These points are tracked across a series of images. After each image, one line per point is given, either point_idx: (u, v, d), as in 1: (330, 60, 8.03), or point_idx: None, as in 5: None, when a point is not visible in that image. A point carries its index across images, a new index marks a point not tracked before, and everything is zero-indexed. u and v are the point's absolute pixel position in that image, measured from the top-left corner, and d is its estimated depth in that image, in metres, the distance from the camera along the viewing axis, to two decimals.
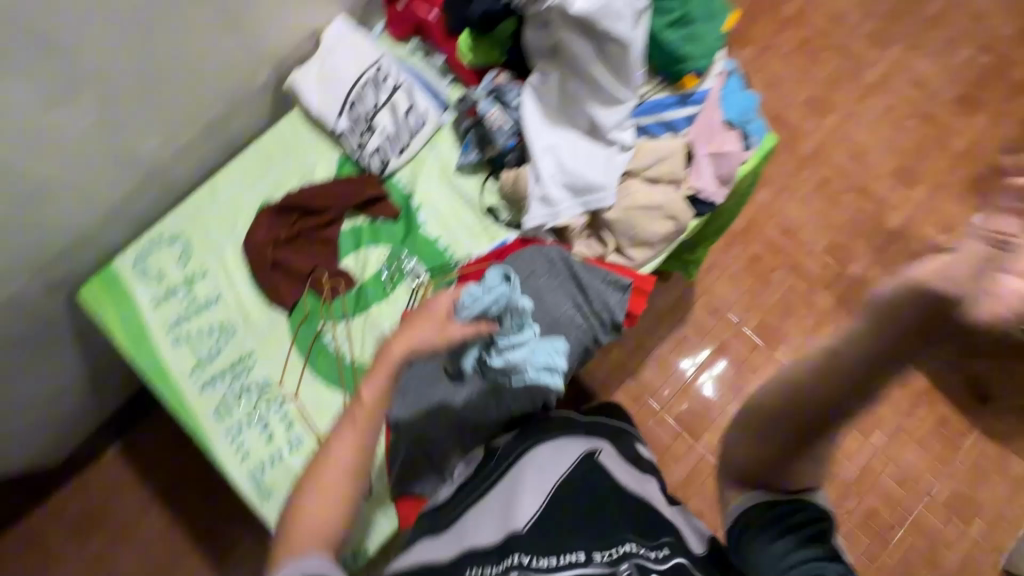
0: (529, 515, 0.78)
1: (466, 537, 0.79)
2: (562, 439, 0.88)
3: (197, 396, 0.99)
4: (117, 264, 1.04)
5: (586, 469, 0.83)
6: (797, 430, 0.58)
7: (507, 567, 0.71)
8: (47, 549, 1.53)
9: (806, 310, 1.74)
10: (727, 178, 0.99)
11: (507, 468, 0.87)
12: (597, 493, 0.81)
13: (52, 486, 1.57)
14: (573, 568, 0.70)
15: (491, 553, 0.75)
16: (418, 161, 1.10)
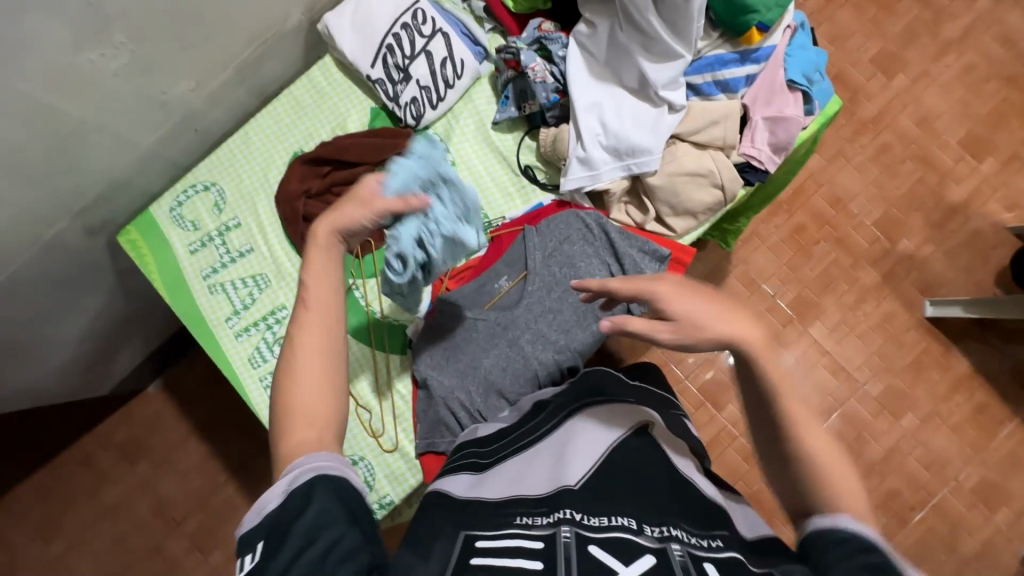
0: (581, 474, 0.69)
1: (512, 486, 0.70)
2: (613, 405, 0.82)
3: (232, 344, 1.01)
4: (155, 211, 1.05)
5: (641, 442, 0.76)
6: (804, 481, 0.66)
7: (555, 520, 0.60)
8: (98, 469, 1.66)
9: (846, 286, 1.67)
10: (781, 146, 0.92)
11: (557, 424, 0.81)
12: (654, 470, 0.71)
13: (101, 414, 1.68)
14: (625, 531, 0.59)
15: (540, 506, 0.65)
16: (454, 115, 1.05)
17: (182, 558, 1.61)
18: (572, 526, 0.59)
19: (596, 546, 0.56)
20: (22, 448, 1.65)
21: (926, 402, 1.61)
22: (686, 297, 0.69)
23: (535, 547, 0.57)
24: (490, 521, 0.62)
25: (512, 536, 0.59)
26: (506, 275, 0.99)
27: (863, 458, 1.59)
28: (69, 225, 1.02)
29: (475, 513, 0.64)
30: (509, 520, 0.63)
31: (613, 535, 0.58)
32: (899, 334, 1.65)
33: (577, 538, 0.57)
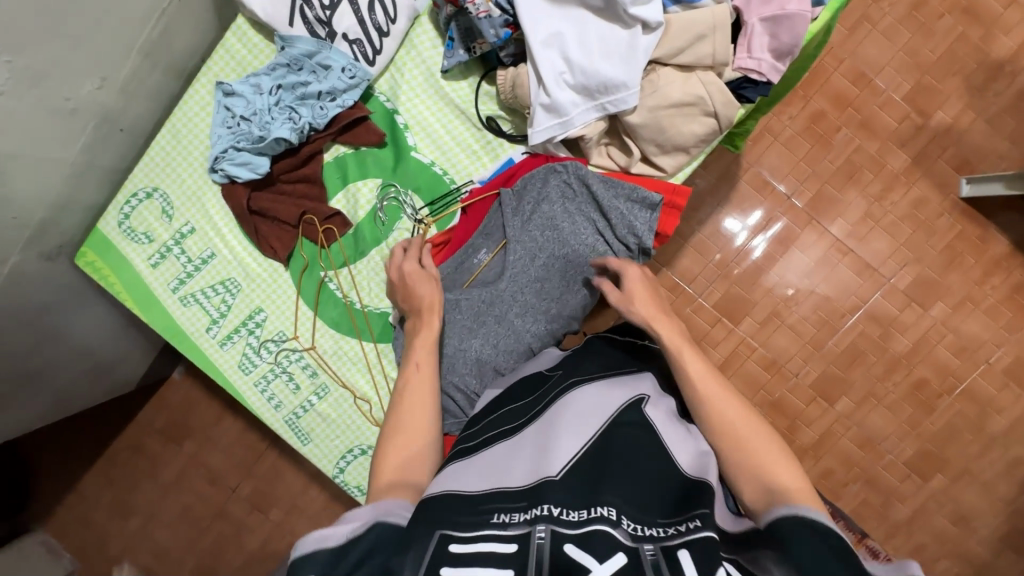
0: (565, 460, 0.62)
1: (494, 474, 0.63)
2: (605, 381, 0.73)
3: (218, 353, 0.98)
4: (102, 228, 0.97)
5: (638, 421, 0.67)
6: (732, 440, 0.64)
7: (531, 518, 0.55)
8: (133, 459, 1.70)
9: (871, 174, 1.52)
10: (785, 51, 0.77)
11: (547, 403, 0.72)
12: (644, 445, 0.64)
13: (126, 409, 1.69)
14: (602, 523, 0.54)
15: (519, 500, 0.58)
16: (398, 67, 0.92)
17: (246, 519, 1.67)
18: (548, 523, 0.54)
19: (571, 548, 0.52)
20: (60, 451, 1.70)
21: (958, 289, 1.51)
22: (637, 299, 0.78)
23: (509, 552, 0.53)
24: (463, 519, 0.56)
25: (488, 543, 0.54)
26: (486, 248, 0.91)
27: (889, 352, 1.52)
28: (23, 255, 0.95)
29: (451, 505, 0.58)
30: (485, 519, 0.57)
31: (589, 530, 0.54)
32: (930, 220, 1.51)
33: (552, 540, 0.53)
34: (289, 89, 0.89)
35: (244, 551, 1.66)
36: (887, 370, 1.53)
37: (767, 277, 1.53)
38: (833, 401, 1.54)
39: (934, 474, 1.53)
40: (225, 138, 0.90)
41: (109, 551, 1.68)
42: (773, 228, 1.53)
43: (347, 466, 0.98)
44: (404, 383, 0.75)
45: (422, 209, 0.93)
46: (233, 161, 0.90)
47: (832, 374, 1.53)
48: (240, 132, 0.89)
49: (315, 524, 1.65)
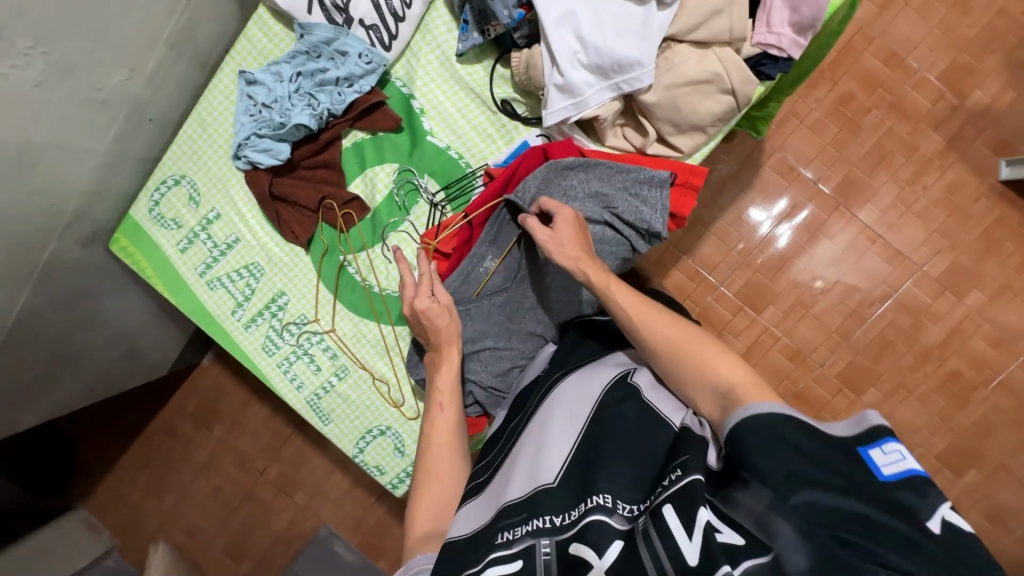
0: (559, 462, 0.65)
1: (501, 490, 0.66)
2: (587, 367, 0.75)
3: (244, 335, 1.02)
4: (133, 215, 1.02)
5: (620, 396, 0.69)
6: (671, 350, 0.65)
7: (533, 531, 0.60)
8: (166, 442, 1.76)
9: (903, 158, 1.46)
10: (807, 24, 0.75)
11: (536, 405, 0.74)
12: (629, 419, 0.66)
13: (160, 394, 1.76)
14: (598, 513, 0.58)
15: (519, 511, 0.62)
16: (413, 52, 0.93)
17: (272, 501, 1.72)
18: (550, 536, 0.59)
19: (576, 546, 0.57)
20: (99, 433, 1.78)
21: (995, 276, 1.45)
22: (565, 240, 0.75)
23: (516, 568, 0.58)
24: (474, 555, 0.60)
25: (499, 565, 0.58)
26: (491, 255, 0.90)
27: (921, 342, 1.47)
28: (60, 242, 1.00)
29: (464, 547, 0.62)
30: (493, 539, 0.61)
31: (585, 523, 0.58)
32: (965, 206, 1.45)
33: (556, 550, 0.58)
34: (308, 77, 0.91)
35: (270, 532, 1.72)
36: (917, 361, 1.48)
37: (791, 265, 1.49)
38: (860, 392, 1.49)
39: (968, 468, 1.47)
40: (249, 127, 0.93)
41: (145, 530, 1.76)
42: (799, 215, 1.49)
43: (366, 446, 1.00)
44: (428, 426, 0.76)
45: (438, 193, 0.94)
46: (256, 150, 0.93)
47: (859, 365, 1.49)
48: (262, 121, 0.92)
49: (338, 508, 1.69)
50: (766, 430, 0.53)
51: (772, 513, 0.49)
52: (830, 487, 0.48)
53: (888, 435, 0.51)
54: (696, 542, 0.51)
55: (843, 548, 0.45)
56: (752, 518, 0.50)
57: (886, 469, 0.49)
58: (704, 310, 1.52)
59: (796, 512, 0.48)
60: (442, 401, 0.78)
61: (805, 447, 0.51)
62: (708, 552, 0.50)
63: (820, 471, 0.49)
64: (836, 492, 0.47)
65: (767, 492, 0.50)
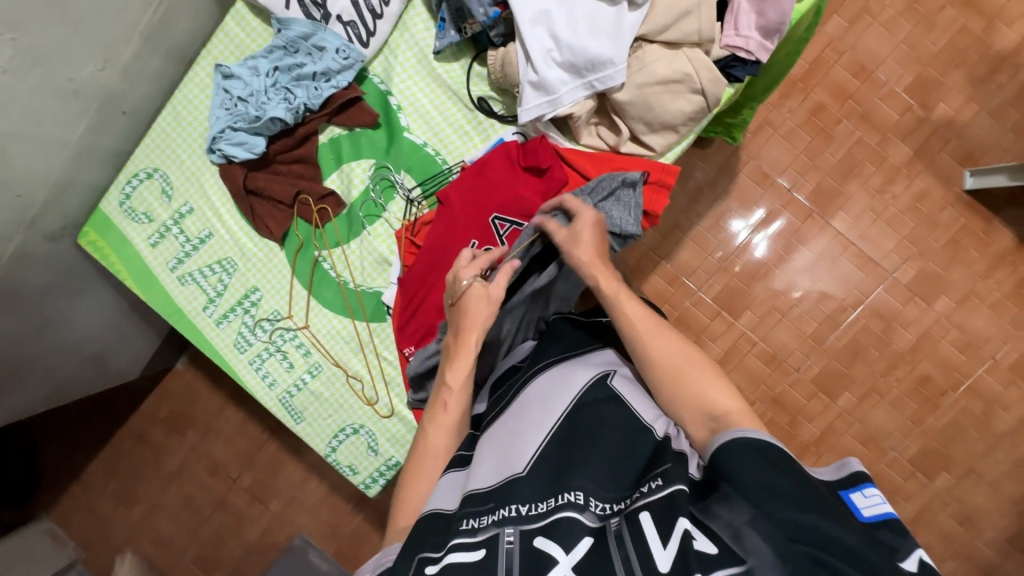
0: (530, 454, 0.62)
1: (468, 479, 0.63)
2: (567, 364, 0.72)
3: (215, 330, 1.00)
4: (104, 208, 1.00)
5: (598, 398, 0.67)
6: (673, 372, 0.64)
7: (498, 520, 0.55)
8: (135, 449, 1.71)
9: (873, 167, 1.51)
10: (773, 28, 0.78)
11: (509, 402, 0.72)
12: (606, 422, 0.64)
13: (131, 399, 1.72)
14: (568, 509, 0.55)
15: (485, 501, 0.58)
16: (391, 49, 0.94)
17: (245, 509, 1.68)
18: (515, 524, 0.55)
19: (541, 540, 0.53)
20: (66, 440, 1.72)
21: (962, 283, 1.49)
22: (585, 242, 0.75)
23: (477, 558, 0.52)
24: (436, 540, 0.56)
25: (458, 552, 0.53)
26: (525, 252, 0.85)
27: (892, 347, 1.50)
28: (27, 236, 0.98)
29: (427, 530, 0.58)
30: (457, 527, 0.57)
31: (555, 519, 0.54)
32: (932, 214, 1.49)
33: (521, 540, 0.53)
34: (285, 71, 0.91)
35: (243, 542, 1.67)
36: (889, 365, 1.51)
37: (765, 270, 1.52)
38: (834, 397, 1.52)
39: (939, 472, 1.50)
40: (224, 122, 0.92)
41: (112, 540, 1.70)
42: (774, 222, 1.52)
43: (339, 445, 0.98)
44: (428, 423, 0.72)
45: (414, 189, 0.94)
46: (230, 144, 0.92)
47: (834, 369, 1.52)
48: (238, 115, 0.91)
49: (314, 516, 1.66)
50: (764, 453, 0.52)
51: (749, 526, 0.48)
52: (816, 509, 0.47)
53: (867, 480, 0.54)
54: (672, 549, 0.48)
55: (819, 568, 0.43)
56: (728, 531, 0.49)
57: (865, 511, 0.52)
58: (682, 315, 1.53)
59: (775, 526, 0.46)
60: (449, 398, 0.73)
61: (791, 469, 0.50)
62: (683, 555, 0.47)
63: (808, 495, 0.48)
64: (817, 513, 0.47)
65: (749, 507, 0.49)
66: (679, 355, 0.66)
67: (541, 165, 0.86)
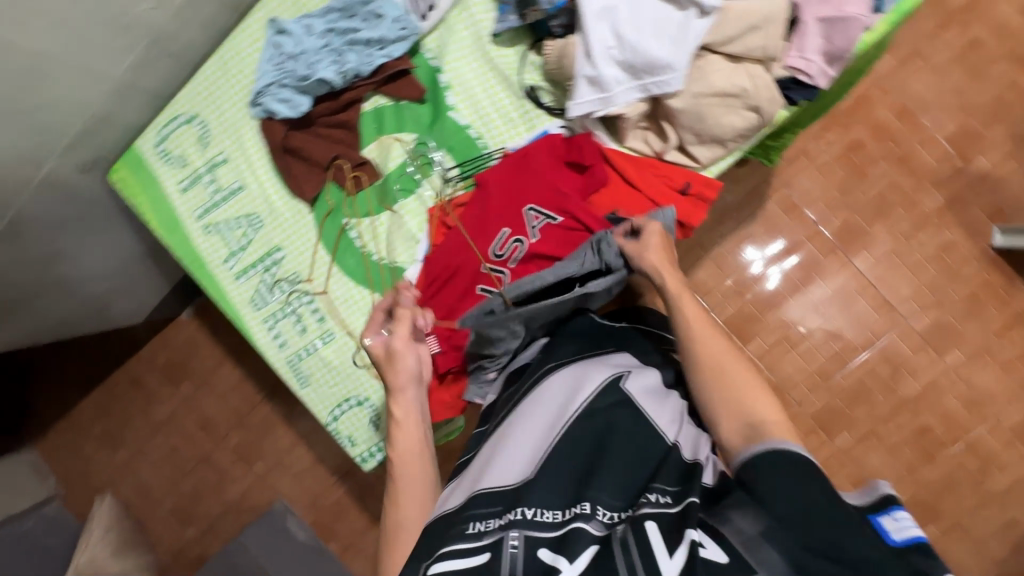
0: (539, 457, 0.61)
1: (476, 476, 0.62)
2: (580, 364, 0.70)
3: (233, 284, 1.00)
4: (139, 147, 1.00)
5: (610, 403, 0.64)
6: (716, 371, 0.65)
7: (505, 523, 0.55)
8: (127, 394, 1.71)
9: (903, 211, 1.50)
10: (837, 55, 0.76)
11: (519, 400, 0.69)
12: (618, 427, 0.62)
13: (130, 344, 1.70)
14: (577, 520, 0.54)
15: (495, 504, 0.58)
16: (448, 26, 0.93)
17: (229, 468, 1.67)
18: (523, 529, 0.54)
19: (545, 550, 0.52)
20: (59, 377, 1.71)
21: (975, 339, 1.48)
22: (653, 251, 0.77)
23: (482, 561, 0.53)
24: (446, 537, 0.57)
25: (465, 556, 0.54)
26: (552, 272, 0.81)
27: (896, 393, 1.50)
28: (57, 165, 0.97)
29: (437, 530, 0.59)
30: (463, 528, 0.57)
31: (565, 530, 0.53)
32: (956, 266, 1.48)
33: (525, 546, 0.53)
34: (339, 34, 0.90)
35: (223, 500, 1.67)
36: (891, 411, 1.50)
37: (779, 299, 1.51)
38: (832, 435, 1.51)
39: (927, 524, 1.49)
40: (271, 77, 0.92)
41: (93, 481, 1.70)
42: (794, 253, 1.51)
43: (340, 415, 0.98)
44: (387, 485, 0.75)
45: (452, 168, 0.93)
46: (274, 100, 0.92)
47: (835, 408, 1.51)
48: (287, 73, 0.91)
49: (296, 482, 1.65)
50: (783, 466, 0.52)
51: (764, 540, 0.48)
52: (831, 519, 0.47)
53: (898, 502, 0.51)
54: (678, 559, 0.48)
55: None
56: (742, 539, 0.49)
57: (896, 534, 0.49)
58: None
59: (788, 537, 0.47)
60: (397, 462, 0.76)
61: (804, 482, 0.50)
62: (692, 569, 0.47)
63: (825, 513, 0.48)
64: (829, 523, 0.47)
65: (765, 515, 0.49)
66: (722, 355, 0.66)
67: (583, 162, 0.86)
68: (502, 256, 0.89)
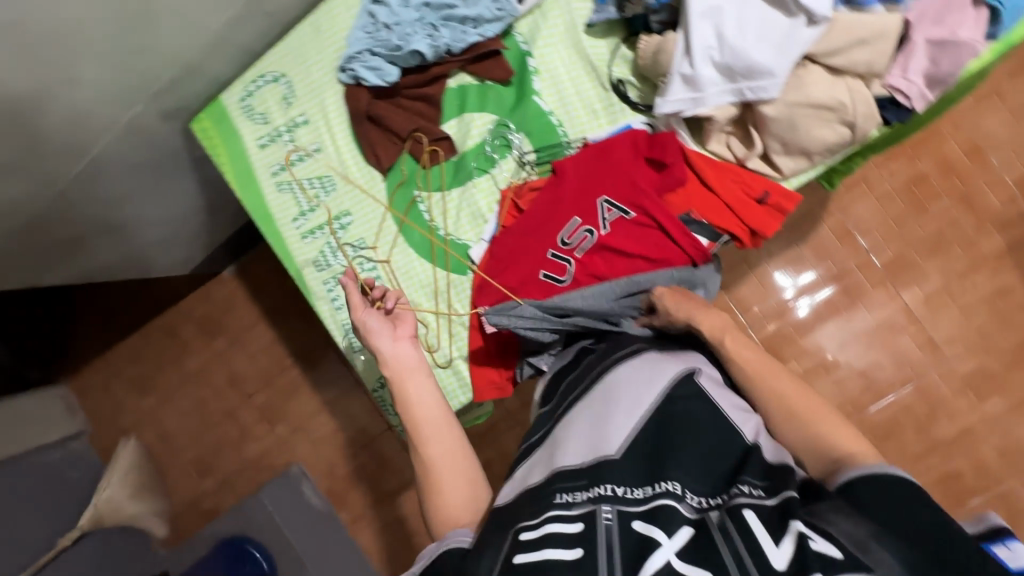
0: (622, 437, 0.62)
1: (556, 453, 0.64)
2: (655, 355, 0.71)
3: (298, 243, 1.01)
4: (224, 100, 1.02)
5: (688, 394, 0.65)
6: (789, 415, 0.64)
7: (594, 497, 0.56)
8: (155, 342, 1.68)
9: (959, 249, 1.46)
10: (940, 79, 0.75)
11: (590, 383, 0.71)
12: (697, 417, 0.63)
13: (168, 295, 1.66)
14: (668, 498, 0.55)
15: (579, 478, 0.60)
16: (542, 12, 0.94)
17: (252, 427, 1.65)
18: (614, 504, 0.55)
19: (638, 524, 0.53)
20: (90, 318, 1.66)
21: (1019, 388, 1.44)
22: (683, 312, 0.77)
23: (576, 531, 0.54)
24: (532, 509, 0.59)
25: (555, 524, 0.55)
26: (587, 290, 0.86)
27: (930, 434, 1.45)
28: (144, 109, 0.99)
29: (523, 500, 0.61)
30: (550, 499, 0.59)
31: (655, 505, 0.54)
32: (1008, 312, 1.45)
33: (619, 519, 0.54)
34: (435, 9, 0.92)
35: (241, 457, 1.66)
36: (922, 452, 1.45)
37: (818, 324, 1.49)
38: None
39: None
40: (363, 46, 0.93)
41: (118, 423, 1.69)
42: (840, 280, 1.49)
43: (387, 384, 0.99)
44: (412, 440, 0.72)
45: (529, 153, 0.94)
46: (364, 68, 0.94)
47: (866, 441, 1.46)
48: (379, 43, 0.93)
49: (315, 450, 1.63)
50: (888, 487, 0.52)
51: (875, 541, 0.47)
52: (944, 531, 0.47)
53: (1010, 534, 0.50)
54: (785, 550, 0.48)
55: None
56: (851, 540, 0.48)
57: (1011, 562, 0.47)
58: None
59: (901, 544, 0.47)
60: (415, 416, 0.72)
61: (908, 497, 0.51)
62: (801, 555, 0.47)
63: (935, 527, 0.48)
64: (943, 533, 0.47)
65: (872, 524, 0.49)
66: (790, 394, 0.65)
67: (664, 159, 0.85)
68: (570, 245, 0.88)
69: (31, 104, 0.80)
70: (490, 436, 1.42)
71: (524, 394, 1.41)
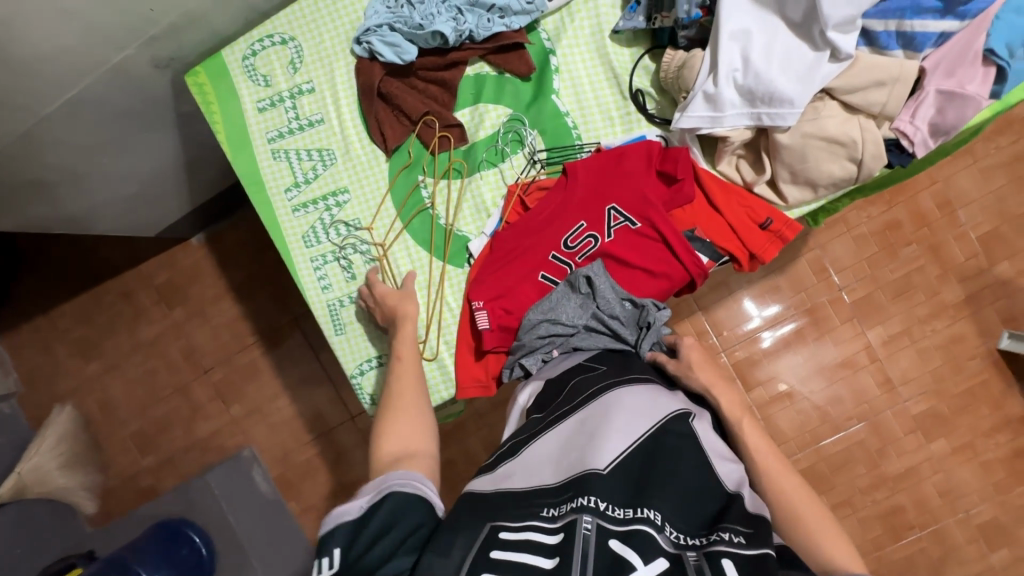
0: (612, 455, 0.60)
1: (542, 471, 0.63)
2: (651, 386, 0.71)
3: (288, 215, 0.96)
4: (224, 55, 0.96)
5: (682, 433, 0.65)
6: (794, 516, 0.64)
7: (577, 507, 0.54)
8: (104, 308, 1.55)
9: (922, 295, 1.52)
10: (943, 129, 0.78)
11: (583, 402, 0.70)
12: (685, 455, 0.62)
13: (127, 260, 1.53)
14: (647, 525, 0.53)
15: (561, 494, 0.58)
16: (569, 12, 0.93)
17: (205, 405, 1.54)
18: (595, 516, 0.53)
19: (616, 543, 0.52)
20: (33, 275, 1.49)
21: (963, 432, 1.50)
22: (704, 367, 0.78)
23: (554, 543, 0.52)
24: (514, 512, 0.57)
25: (536, 532, 0.54)
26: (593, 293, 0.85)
27: (878, 468, 1.51)
28: (136, 53, 0.92)
29: (501, 503, 0.59)
30: (536, 511, 0.57)
31: (633, 529, 0.53)
32: (961, 359, 1.51)
33: (597, 533, 0.52)
34: None
35: (191, 435, 1.54)
36: (869, 484, 1.51)
37: (786, 354, 1.54)
38: None
39: None
40: (380, 21, 0.90)
41: (57, 387, 1.54)
42: (809, 314, 1.54)
43: (366, 371, 0.94)
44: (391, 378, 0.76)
45: (541, 151, 0.93)
46: (379, 43, 0.90)
47: (819, 470, 1.52)
48: (399, 20, 0.90)
49: (272, 434, 1.54)
50: None
51: None
52: None
53: None
54: None
55: None
56: None
57: None
58: None
59: None
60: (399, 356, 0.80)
61: None
62: None
63: None
64: None
65: None
66: (797, 494, 0.66)
67: (675, 174, 0.86)
68: (573, 249, 0.88)
69: (12, 26, 0.73)
70: (455, 436, 1.39)
71: (495, 396, 1.39)
